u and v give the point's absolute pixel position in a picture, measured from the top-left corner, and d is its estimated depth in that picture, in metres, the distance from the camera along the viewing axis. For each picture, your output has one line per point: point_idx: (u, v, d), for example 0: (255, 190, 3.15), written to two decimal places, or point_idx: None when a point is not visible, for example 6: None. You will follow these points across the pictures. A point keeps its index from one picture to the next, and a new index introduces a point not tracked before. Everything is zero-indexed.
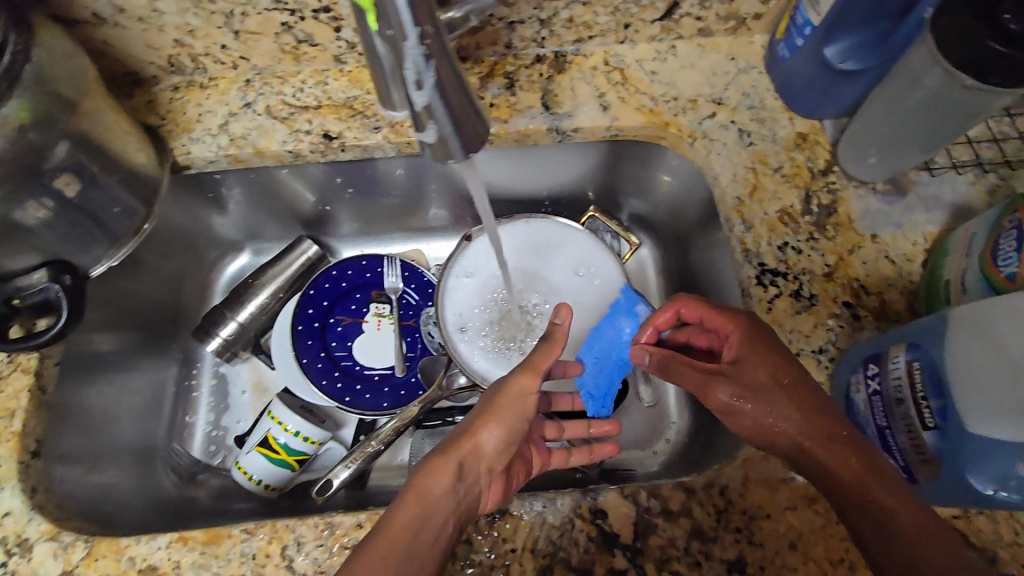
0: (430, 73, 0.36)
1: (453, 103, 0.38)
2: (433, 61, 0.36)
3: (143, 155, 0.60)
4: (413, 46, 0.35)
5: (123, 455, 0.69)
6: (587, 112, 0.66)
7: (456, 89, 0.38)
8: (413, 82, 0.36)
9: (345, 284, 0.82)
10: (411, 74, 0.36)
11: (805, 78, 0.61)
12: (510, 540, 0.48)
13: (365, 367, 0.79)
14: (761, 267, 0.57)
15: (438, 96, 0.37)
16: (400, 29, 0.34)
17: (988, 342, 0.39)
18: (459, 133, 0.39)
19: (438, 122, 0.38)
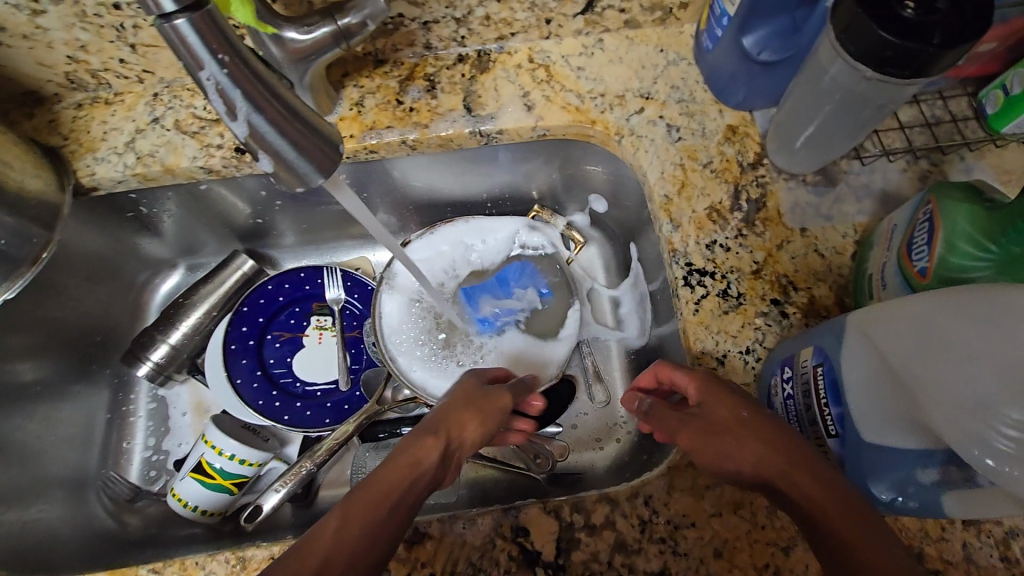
0: (241, 100, 0.37)
1: (282, 130, 0.38)
2: (240, 88, 0.36)
3: (39, 180, 0.57)
4: (211, 75, 0.36)
5: (55, 487, 0.65)
6: (511, 113, 0.64)
7: (281, 113, 0.38)
8: (230, 113, 0.38)
9: (282, 299, 0.79)
10: (223, 107, 0.37)
11: (729, 69, 0.60)
12: (429, 564, 0.45)
13: (306, 383, 0.76)
14: (688, 267, 0.56)
15: (260, 125, 0.38)
16: (195, 59, 0.35)
17: (874, 350, 0.38)
18: (299, 159, 0.39)
19: (270, 151, 0.39)
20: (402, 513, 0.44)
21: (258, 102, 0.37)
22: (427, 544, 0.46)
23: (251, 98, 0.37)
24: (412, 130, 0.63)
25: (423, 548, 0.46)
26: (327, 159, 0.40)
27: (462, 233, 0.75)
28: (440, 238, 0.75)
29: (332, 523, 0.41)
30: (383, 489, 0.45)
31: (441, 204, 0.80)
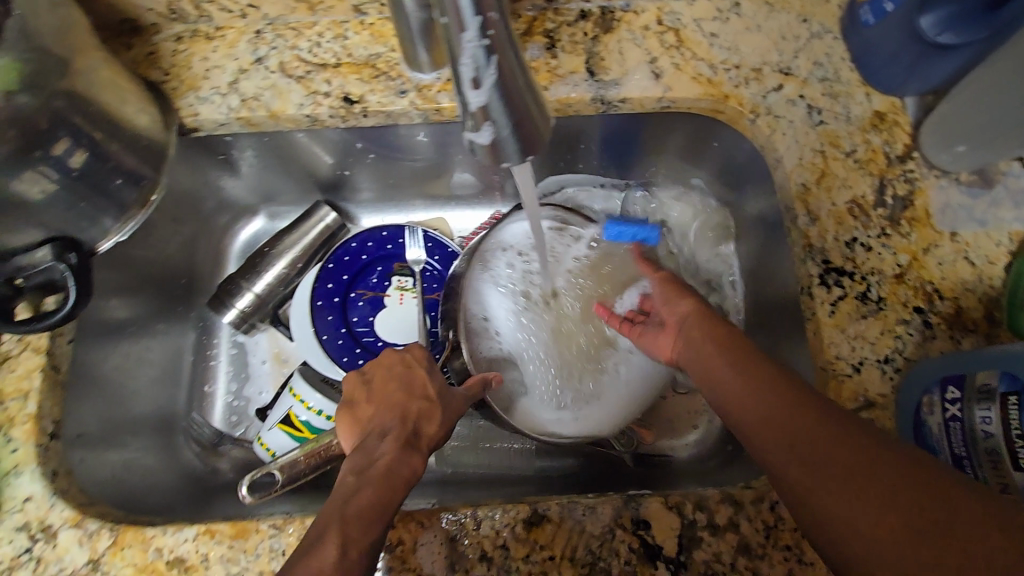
0: (491, 70, 0.32)
1: (516, 101, 0.33)
2: (495, 57, 0.31)
3: (146, 117, 0.54)
4: (473, 38, 0.31)
5: (144, 428, 0.65)
6: (637, 80, 0.59)
7: (522, 84, 0.33)
8: (469, 80, 0.32)
9: (365, 257, 0.77)
10: (468, 71, 0.31)
11: (890, 49, 0.53)
12: (548, 547, 0.46)
13: (387, 343, 0.74)
14: (825, 265, 0.52)
15: (497, 96, 0.32)
16: (457, 16, 0.30)
17: None
18: (518, 135, 0.34)
19: (494, 126, 0.33)
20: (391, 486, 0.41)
21: (504, 72, 0.32)
22: (545, 529, 0.46)
23: (501, 67, 0.32)
24: None
25: (542, 532, 0.46)
26: (539, 137, 0.36)
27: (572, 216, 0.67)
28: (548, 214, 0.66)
29: (330, 552, 0.36)
30: (374, 506, 0.39)
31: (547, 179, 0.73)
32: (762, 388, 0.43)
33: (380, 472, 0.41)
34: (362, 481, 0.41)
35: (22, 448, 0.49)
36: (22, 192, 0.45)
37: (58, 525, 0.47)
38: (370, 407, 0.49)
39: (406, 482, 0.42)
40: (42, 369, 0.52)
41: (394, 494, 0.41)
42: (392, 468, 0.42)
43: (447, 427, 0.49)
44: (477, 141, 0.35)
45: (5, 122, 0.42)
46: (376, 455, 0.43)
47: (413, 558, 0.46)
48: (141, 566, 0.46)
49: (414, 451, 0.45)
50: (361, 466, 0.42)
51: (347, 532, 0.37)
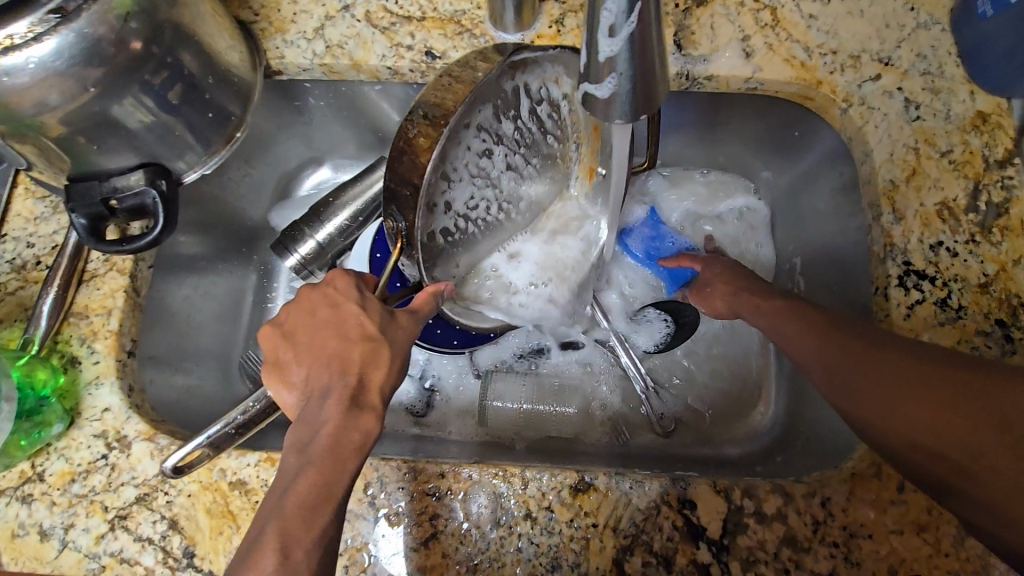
0: (630, 22, 0.31)
1: (645, 56, 0.32)
2: (639, 6, 0.30)
3: (236, 55, 0.55)
4: None
5: (207, 358, 0.69)
6: (726, 58, 0.57)
7: (655, 40, 0.32)
8: (607, 28, 0.31)
9: None
10: (608, 17, 0.30)
11: (1006, 45, 0.50)
12: (592, 515, 0.47)
13: None
14: (906, 267, 0.51)
15: (627, 50, 0.31)
16: None
17: None
18: (639, 92, 0.34)
19: (617, 82, 0.33)
20: (341, 453, 0.41)
21: (644, 25, 0.31)
22: (592, 496, 0.47)
23: (641, 20, 0.31)
24: None
25: (588, 499, 0.47)
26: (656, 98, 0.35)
27: (548, 75, 0.51)
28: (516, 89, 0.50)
29: (273, 542, 0.37)
30: (319, 489, 0.39)
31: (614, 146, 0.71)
32: (830, 347, 0.47)
33: (323, 448, 0.40)
34: (305, 460, 0.40)
35: (103, 361, 0.52)
36: (124, 117, 0.47)
37: (131, 437, 0.50)
38: (302, 367, 0.46)
39: (354, 450, 0.41)
40: (125, 290, 0.55)
41: (345, 466, 0.41)
42: (335, 440, 0.41)
43: (396, 376, 0.46)
44: (595, 92, 0.34)
45: (116, 46, 0.44)
46: (318, 426, 0.42)
47: (462, 508, 0.47)
48: (206, 484, 0.49)
49: (360, 412, 0.43)
50: (305, 444, 0.41)
51: (287, 528, 0.38)
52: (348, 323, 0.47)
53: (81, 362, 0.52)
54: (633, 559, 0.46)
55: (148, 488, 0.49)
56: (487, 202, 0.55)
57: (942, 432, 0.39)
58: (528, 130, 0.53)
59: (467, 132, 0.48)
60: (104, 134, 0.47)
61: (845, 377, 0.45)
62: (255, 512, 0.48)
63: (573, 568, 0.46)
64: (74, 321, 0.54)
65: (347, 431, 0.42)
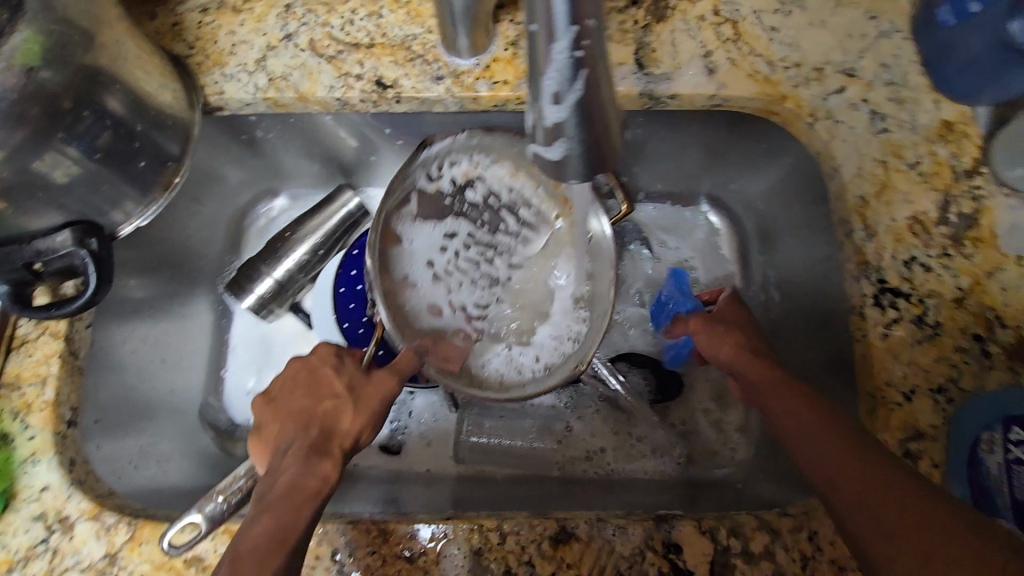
0: (576, 88, 0.29)
1: (594, 119, 0.30)
2: (583, 73, 0.28)
3: (169, 95, 0.51)
4: (562, 51, 0.28)
5: (160, 413, 0.64)
6: (689, 75, 0.55)
7: (606, 104, 0.30)
8: (551, 95, 0.29)
9: None
10: (551, 86, 0.29)
11: (969, 55, 0.49)
12: (575, 567, 0.44)
13: None
14: (880, 285, 0.50)
15: (576, 117, 0.30)
16: (549, 24, 0.27)
17: None
18: (591, 154, 0.32)
19: (567, 145, 0.31)
20: (297, 499, 0.40)
21: (590, 90, 0.29)
22: (573, 548, 0.45)
23: (588, 86, 0.29)
24: None
25: (569, 551, 0.45)
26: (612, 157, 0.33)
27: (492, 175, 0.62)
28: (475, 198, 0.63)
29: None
30: (273, 531, 0.38)
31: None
32: (815, 426, 0.44)
33: (278, 492, 0.41)
34: (261, 507, 0.40)
35: (39, 435, 0.48)
36: (43, 171, 0.43)
37: (73, 517, 0.46)
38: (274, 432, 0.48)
39: (309, 496, 0.41)
40: (60, 355, 0.51)
41: (300, 510, 0.40)
42: (290, 486, 0.41)
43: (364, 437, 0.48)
44: (546, 155, 0.32)
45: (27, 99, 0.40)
46: (277, 476, 0.42)
47: (435, 569, 0.44)
48: (158, 562, 0.45)
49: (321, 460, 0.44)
50: (262, 494, 0.41)
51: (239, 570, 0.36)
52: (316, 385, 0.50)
53: (15, 439, 0.48)
54: None
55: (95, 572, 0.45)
56: (491, 300, 0.63)
57: (909, 546, 0.35)
58: (501, 230, 0.64)
59: (436, 238, 0.63)
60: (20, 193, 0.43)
61: (821, 465, 0.42)
62: None
63: None
64: (5, 394, 0.49)
65: (303, 478, 0.42)
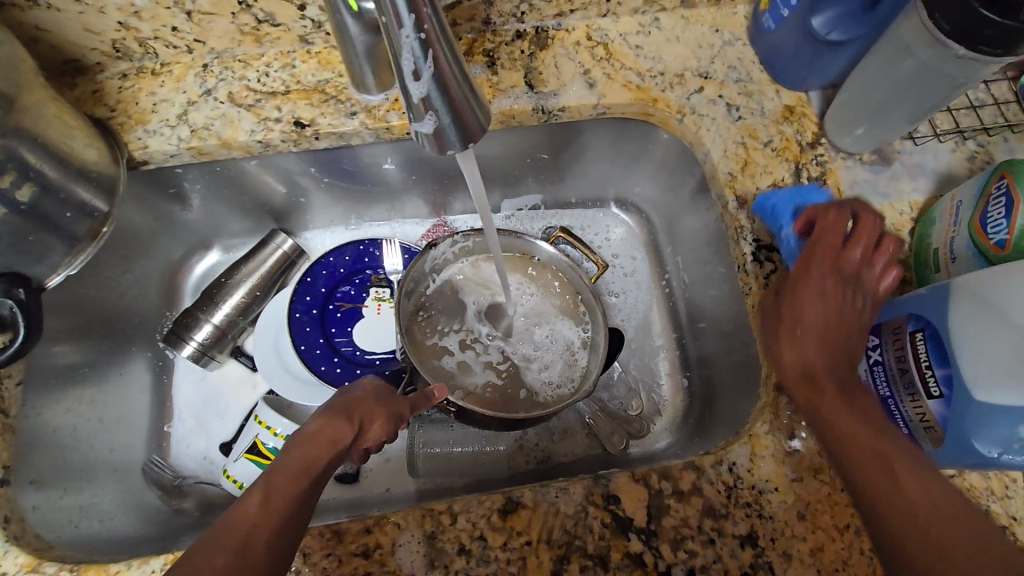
0: (428, 64, 0.36)
1: (449, 91, 0.38)
2: (431, 52, 0.36)
3: (93, 151, 0.55)
4: (409, 35, 0.35)
5: (102, 472, 0.63)
6: (573, 90, 0.64)
7: (456, 79, 0.38)
8: (410, 73, 0.36)
9: (342, 270, 0.77)
10: (409, 65, 0.36)
11: (791, 50, 0.60)
12: (525, 533, 0.47)
13: (366, 352, 0.74)
14: (756, 244, 0.57)
15: (435, 89, 0.37)
16: (394, 14, 0.35)
17: (987, 311, 0.38)
18: (457, 123, 0.40)
19: (434, 115, 0.39)
20: (319, 452, 0.44)
21: (440, 65, 0.37)
22: (521, 515, 0.48)
23: (437, 60, 0.36)
24: None
25: (518, 519, 0.48)
26: (478, 127, 0.41)
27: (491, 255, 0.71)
28: (483, 274, 0.70)
29: (256, 497, 0.40)
30: (304, 459, 0.43)
31: (503, 201, 0.80)
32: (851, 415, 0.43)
33: (306, 435, 0.45)
34: (291, 444, 0.45)
35: None
36: None
37: (10, 573, 0.45)
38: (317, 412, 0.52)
39: (336, 441, 0.45)
40: None
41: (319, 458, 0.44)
42: (323, 429, 0.46)
43: (391, 425, 0.51)
44: (422, 129, 0.40)
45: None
46: (307, 426, 0.47)
47: (392, 560, 0.46)
48: None
49: (344, 424, 0.47)
50: (299, 432, 0.47)
51: (273, 484, 0.41)
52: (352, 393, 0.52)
53: None
54: (571, 567, 0.46)
55: None
56: (512, 353, 0.67)
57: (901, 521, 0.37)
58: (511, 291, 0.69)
59: (460, 314, 0.69)
60: None
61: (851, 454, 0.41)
62: None
63: None
64: None
65: (327, 433, 0.46)
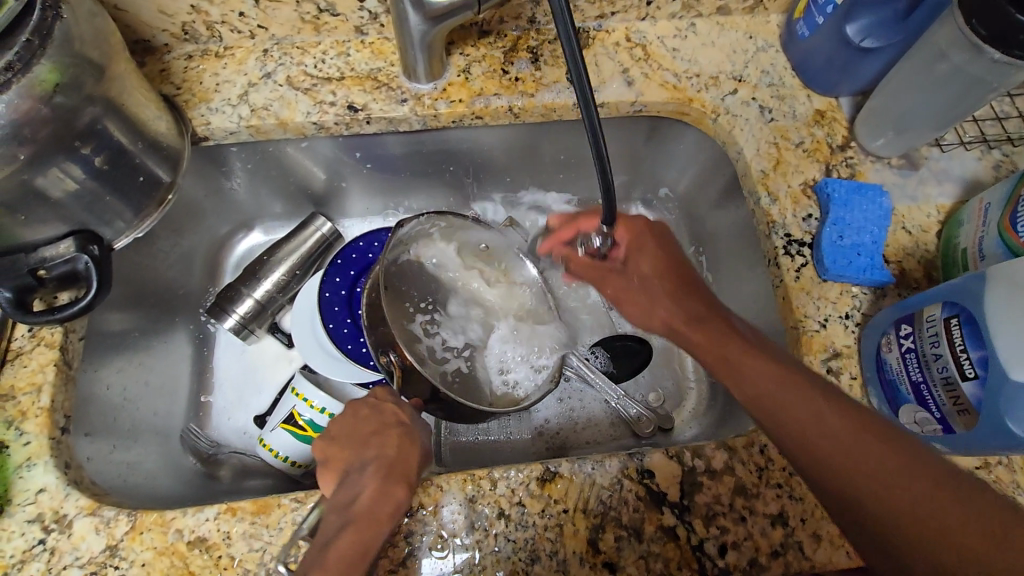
0: None
1: None
2: None
3: (163, 124, 0.58)
4: None
5: (147, 434, 0.65)
6: (613, 87, 0.67)
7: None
8: None
9: (372, 255, 0.79)
10: None
11: (824, 56, 0.63)
12: (561, 501, 0.49)
13: None
14: (787, 238, 0.60)
15: None
16: None
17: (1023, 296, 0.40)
18: None
19: None
20: (376, 528, 0.44)
21: None
22: (558, 483, 0.50)
23: None
24: (519, 98, 0.66)
25: (555, 487, 0.49)
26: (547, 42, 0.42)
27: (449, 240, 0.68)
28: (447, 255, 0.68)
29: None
30: (360, 541, 0.43)
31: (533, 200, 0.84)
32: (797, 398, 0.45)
33: (362, 509, 0.44)
34: (345, 518, 0.44)
35: (34, 441, 0.50)
36: (54, 190, 0.48)
37: (72, 514, 0.48)
38: (350, 457, 0.50)
39: (389, 517, 0.45)
40: (55, 363, 0.53)
41: (378, 530, 0.44)
42: (373, 503, 0.45)
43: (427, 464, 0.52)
44: None
45: (35, 126, 0.44)
46: (357, 493, 0.46)
47: (435, 519, 0.48)
48: (161, 548, 0.47)
49: (396, 485, 0.47)
50: (345, 507, 0.45)
51: (327, 574, 0.40)
52: (377, 435, 0.51)
53: (10, 446, 0.50)
54: (606, 536, 0.48)
55: (96, 565, 0.46)
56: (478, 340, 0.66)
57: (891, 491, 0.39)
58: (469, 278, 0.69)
59: (423, 296, 0.66)
60: (32, 207, 0.47)
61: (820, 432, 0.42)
62: (219, 567, 0.46)
63: (551, 556, 0.47)
64: None
65: (378, 503, 0.45)
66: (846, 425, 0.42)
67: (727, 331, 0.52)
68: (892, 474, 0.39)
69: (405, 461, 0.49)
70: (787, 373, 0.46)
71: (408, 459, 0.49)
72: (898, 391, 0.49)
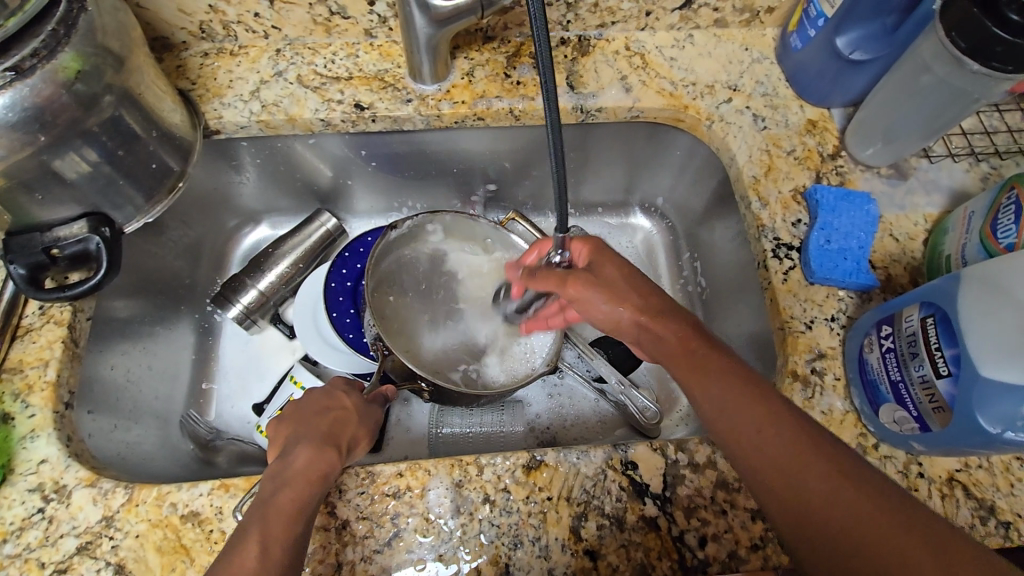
0: None
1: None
2: None
3: (177, 117, 0.61)
4: None
5: (147, 417, 0.67)
6: (611, 93, 0.69)
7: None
8: None
9: None
10: None
11: (816, 68, 0.65)
12: (546, 489, 0.50)
13: None
14: (776, 242, 0.61)
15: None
16: None
17: (996, 294, 0.41)
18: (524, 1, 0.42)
19: None
20: (311, 490, 0.44)
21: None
22: (543, 472, 0.51)
23: None
24: (520, 101, 0.68)
25: (540, 475, 0.51)
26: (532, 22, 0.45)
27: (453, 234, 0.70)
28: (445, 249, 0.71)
29: (252, 551, 0.39)
30: (293, 501, 0.43)
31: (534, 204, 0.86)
32: (751, 406, 0.43)
33: (297, 471, 0.45)
34: (279, 481, 0.44)
35: (39, 414, 0.52)
36: (68, 172, 0.50)
37: (71, 485, 0.49)
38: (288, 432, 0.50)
39: (323, 478, 0.45)
40: (63, 341, 0.55)
41: (313, 491, 0.44)
42: (307, 466, 0.45)
43: (369, 438, 0.53)
44: None
45: (56, 110, 0.46)
46: (291, 458, 0.46)
47: (421, 502, 0.49)
48: (155, 520, 0.48)
49: (333, 450, 0.48)
50: (278, 472, 0.45)
51: (268, 530, 0.41)
52: (315, 410, 0.52)
53: (15, 418, 0.51)
54: (588, 524, 0.49)
55: (91, 535, 0.47)
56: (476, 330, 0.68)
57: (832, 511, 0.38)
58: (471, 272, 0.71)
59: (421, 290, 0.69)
60: (48, 187, 0.49)
61: (768, 445, 0.41)
62: (210, 541, 0.48)
63: (534, 542, 0.48)
64: (7, 377, 0.53)
65: (314, 464, 0.46)
66: (794, 441, 0.41)
67: (689, 343, 0.49)
68: (824, 479, 0.39)
69: (345, 432, 0.51)
70: (753, 388, 0.44)
71: (347, 430, 0.51)
72: (877, 391, 0.50)
